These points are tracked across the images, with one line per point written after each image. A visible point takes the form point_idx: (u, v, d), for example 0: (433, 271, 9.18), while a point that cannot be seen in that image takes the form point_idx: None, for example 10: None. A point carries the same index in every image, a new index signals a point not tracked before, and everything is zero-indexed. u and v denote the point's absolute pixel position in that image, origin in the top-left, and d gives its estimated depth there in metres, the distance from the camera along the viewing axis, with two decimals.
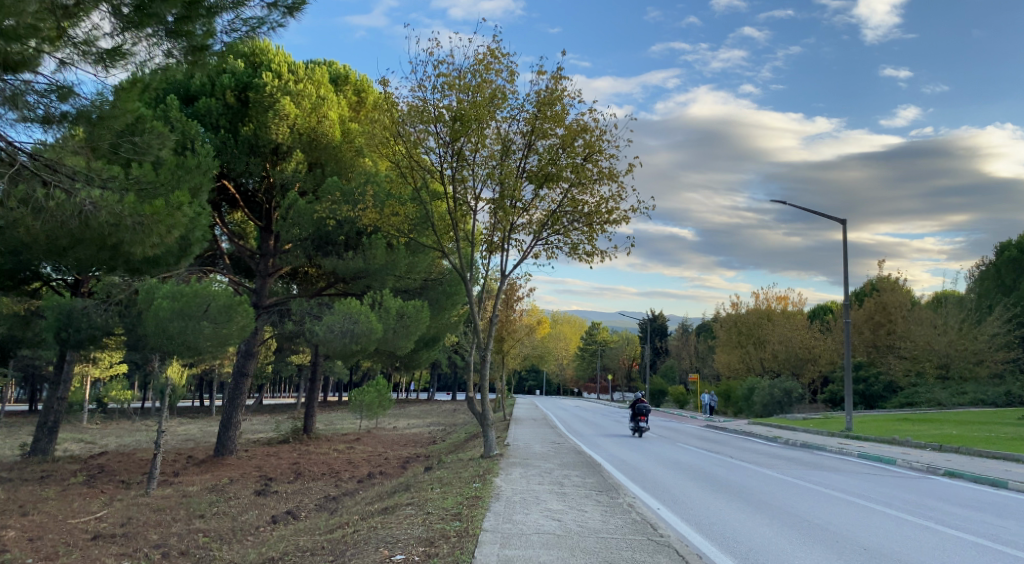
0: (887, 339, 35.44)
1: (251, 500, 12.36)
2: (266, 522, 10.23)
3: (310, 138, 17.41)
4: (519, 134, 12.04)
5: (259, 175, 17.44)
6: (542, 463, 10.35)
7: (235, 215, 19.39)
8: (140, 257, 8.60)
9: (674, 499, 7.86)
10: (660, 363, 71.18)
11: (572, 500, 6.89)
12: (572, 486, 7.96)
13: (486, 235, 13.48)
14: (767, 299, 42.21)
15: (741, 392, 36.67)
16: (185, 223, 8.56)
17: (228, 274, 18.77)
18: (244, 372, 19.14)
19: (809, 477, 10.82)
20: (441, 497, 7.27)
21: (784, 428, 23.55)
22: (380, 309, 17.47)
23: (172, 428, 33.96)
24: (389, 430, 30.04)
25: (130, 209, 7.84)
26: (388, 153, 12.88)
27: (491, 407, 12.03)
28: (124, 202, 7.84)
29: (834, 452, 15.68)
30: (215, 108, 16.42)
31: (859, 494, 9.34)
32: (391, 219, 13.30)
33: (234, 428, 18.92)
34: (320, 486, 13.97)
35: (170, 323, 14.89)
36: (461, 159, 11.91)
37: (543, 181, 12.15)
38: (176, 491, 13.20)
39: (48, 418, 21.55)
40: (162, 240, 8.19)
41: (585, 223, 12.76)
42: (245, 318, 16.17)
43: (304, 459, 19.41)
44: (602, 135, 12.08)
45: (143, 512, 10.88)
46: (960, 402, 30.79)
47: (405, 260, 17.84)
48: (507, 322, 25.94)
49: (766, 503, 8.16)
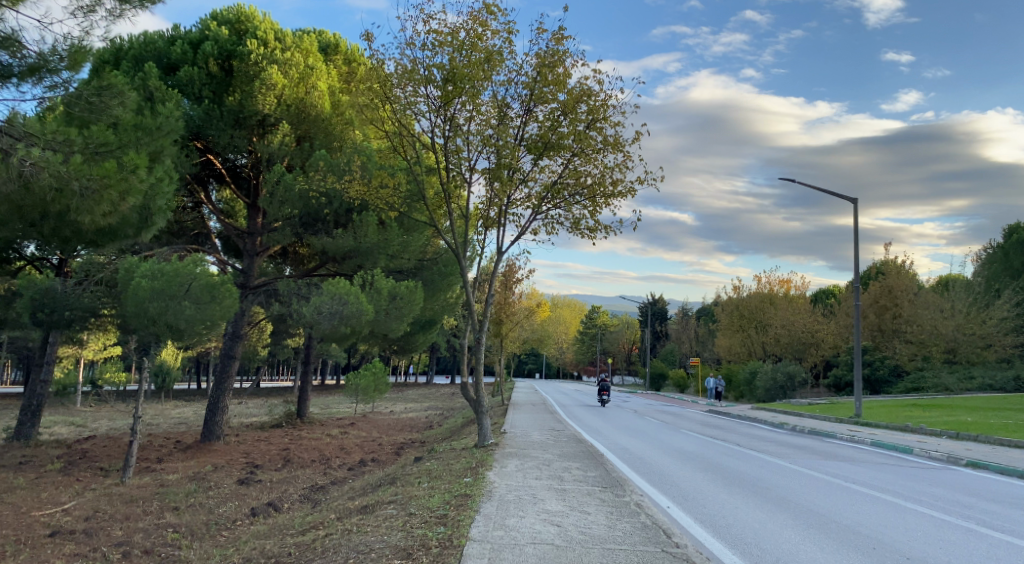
0: (892, 324, 34.35)
1: (233, 491, 11.68)
2: (245, 515, 9.56)
3: (298, 110, 16.55)
4: (518, 99, 11.19)
5: (245, 150, 16.58)
6: (540, 453, 9.65)
7: (222, 193, 18.56)
8: (92, 228, 7.77)
9: (684, 495, 7.16)
10: (660, 347, 70.64)
11: (573, 500, 6.14)
12: (572, 481, 7.22)
13: (482, 210, 12.70)
14: (770, 282, 41.42)
15: (743, 377, 36.00)
16: (143, 189, 7.78)
17: (214, 253, 18.01)
18: (232, 355, 18.33)
19: (824, 468, 10.11)
20: (427, 495, 6.55)
21: (789, 414, 22.81)
22: (371, 290, 16.69)
23: (165, 411, 33.38)
24: (385, 414, 29.39)
25: (77, 172, 7.06)
26: (378, 120, 12.08)
27: (486, 392, 11.26)
28: (69, 163, 7.05)
29: (845, 440, 15.00)
30: (198, 77, 15.54)
31: (883, 489, 8.62)
32: (380, 191, 12.44)
33: (222, 413, 18.15)
34: (307, 474, 13.30)
35: (149, 303, 14.13)
36: (455, 128, 11.08)
37: (543, 150, 11.32)
38: (154, 480, 12.55)
39: (31, 401, 20.87)
40: (113, 207, 7.38)
41: (587, 196, 11.96)
42: (230, 299, 15.41)
43: (295, 445, 18.76)
44: (607, 100, 11.19)
45: (114, 503, 10.20)
46: (968, 387, 30.19)
47: (399, 239, 17.06)
48: (506, 304, 25.19)
49: (786, 500, 7.46)
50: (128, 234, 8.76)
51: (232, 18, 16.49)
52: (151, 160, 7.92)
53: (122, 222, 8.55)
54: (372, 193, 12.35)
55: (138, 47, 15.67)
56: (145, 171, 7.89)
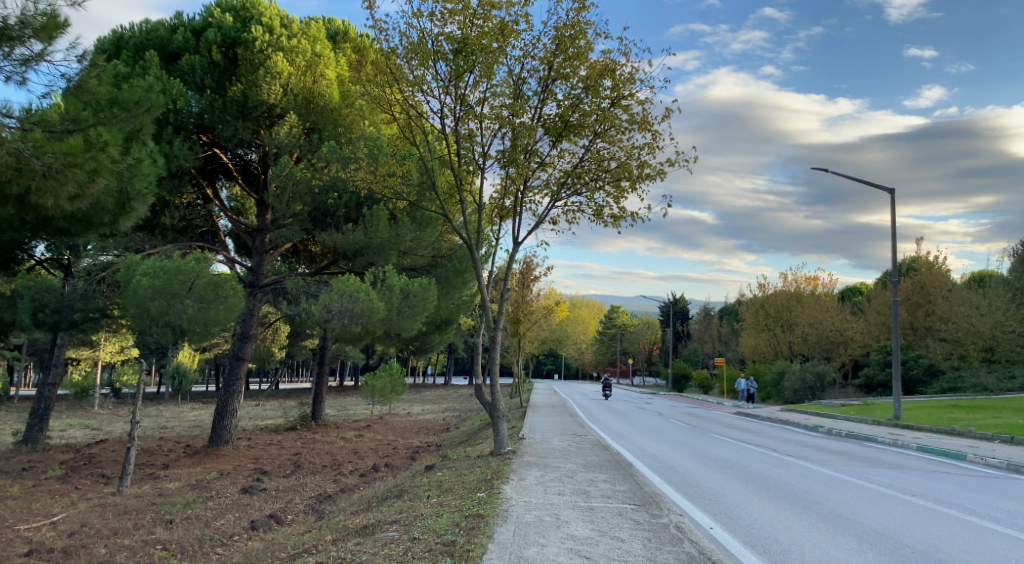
0: (925, 321, 33.16)
1: (235, 500, 10.99)
2: (243, 529, 8.89)
3: (306, 100, 15.90)
4: (535, 76, 10.37)
5: (253, 143, 16.03)
6: (562, 463, 8.81)
7: (233, 190, 17.96)
8: (59, 212, 7.17)
9: (727, 512, 6.30)
10: (682, 347, 69.09)
11: (603, 522, 5.29)
12: (599, 497, 6.37)
13: (497, 200, 11.91)
14: (796, 280, 40.13)
15: (770, 377, 34.85)
16: (113, 167, 7.12)
17: (223, 251, 17.43)
18: (241, 357, 17.63)
19: (873, 477, 9.21)
20: (435, 515, 5.74)
21: (823, 416, 21.71)
22: (383, 287, 15.96)
23: (181, 413, 33.13)
24: (402, 416, 28.76)
25: (37, 148, 6.49)
26: (385, 104, 11.37)
27: (502, 396, 10.40)
28: (28, 137, 6.49)
29: (888, 444, 13.91)
30: (200, 66, 15.07)
31: (952, 504, 7.66)
32: (386, 179, 11.68)
33: (230, 416, 17.46)
34: (317, 482, 12.58)
35: (150, 302, 13.48)
36: (467, 108, 10.32)
37: (562, 132, 10.48)
38: (153, 489, 11.93)
39: (41, 405, 20.42)
40: (79, 188, 6.75)
41: (610, 180, 11.10)
42: (234, 298, 14.84)
43: (307, 449, 18.09)
44: (633, 73, 10.30)
45: (105, 516, 9.56)
46: (1010, 387, 28.56)
47: (412, 234, 16.32)
48: (523, 303, 24.35)
49: (844, 518, 6.57)
50: (105, 223, 8.08)
51: (237, 5, 15.92)
52: (124, 138, 7.20)
53: (96, 207, 7.83)
54: (379, 181, 11.65)
55: (140, 36, 15.30)
56: (119, 148, 7.20)
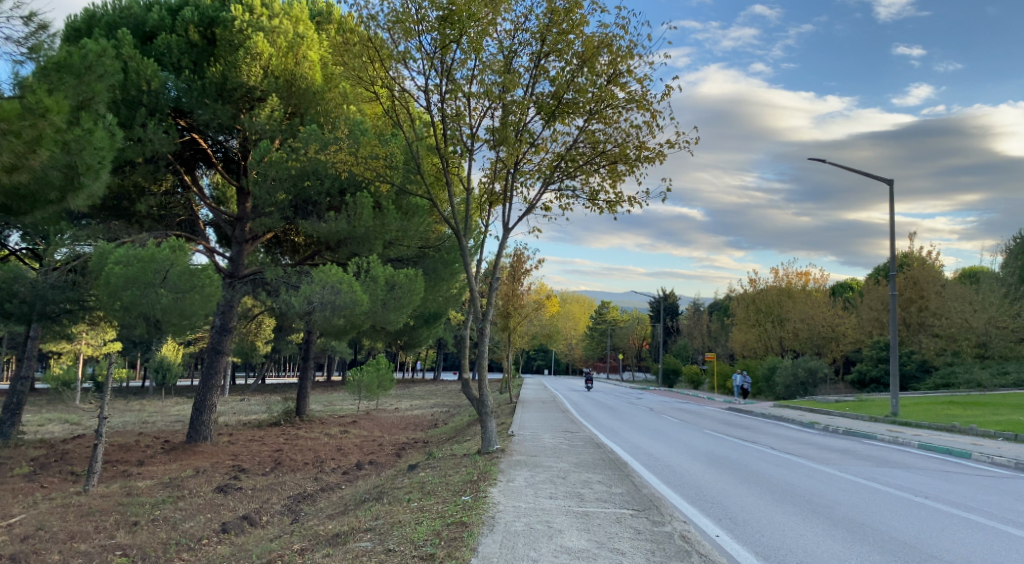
0: (919, 317, 32.87)
1: (207, 500, 10.41)
2: (213, 532, 8.33)
3: (287, 82, 15.33)
4: (527, 50, 9.84)
5: (232, 128, 15.40)
6: (553, 462, 8.30)
7: (213, 178, 17.33)
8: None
9: (732, 517, 5.84)
10: (673, 342, 68.76)
11: (600, 532, 4.79)
12: (594, 501, 5.87)
13: (486, 185, 11.40)
14: (787, 275, 39.79)
15: (761, 373, 34.54)
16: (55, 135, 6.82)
17: (201, 241, 16.78)
18: (220, 350, 16.92)
19: (879, 476, 8.80)
20: (413, 522, 5.20)
21: (818, 412, 21.36)
22: (367, 278, 15.38)
23: (164, 408, 32.37)
24: (389, 412, 28.19)
25: None
26: (367, 82, 10.83)
27: (490, 391, 9.87)
28: None
29: (888, 441, 13.52)
30: (176, 46, 14.45)
31: (970, 506, 7.20)
32: (370, 161, 11.10)
33: (209, 411, 16.79)
34: (296, 480, 12.02)
35: (123, 292, 12.93)
36: (455, 87, 9.82)
37: (556, 111, 9.95)
38: (122, 488, 11.33)
39: (13, 399, 19.70)
40: (16, 158, 6.46)
41: (606, 163, 10.60)
42: (211, 287, 14.13)
43: (289, 445, 17.49)
44: (631, 47, 9.78)
45: (66, 518, 8.99)
46: (1004, 383, 28.27)
47: (398, 223, 15.78)
48: (513, 296, 23.85)
49: (859, 524, 6.11)
50: (50, 201, 7.64)
51: None
52: (66, 105, 6.91)
53: (40, 183, 7.36)
54: (360, 164, 11.11)
55: (113, 14, 14.57)
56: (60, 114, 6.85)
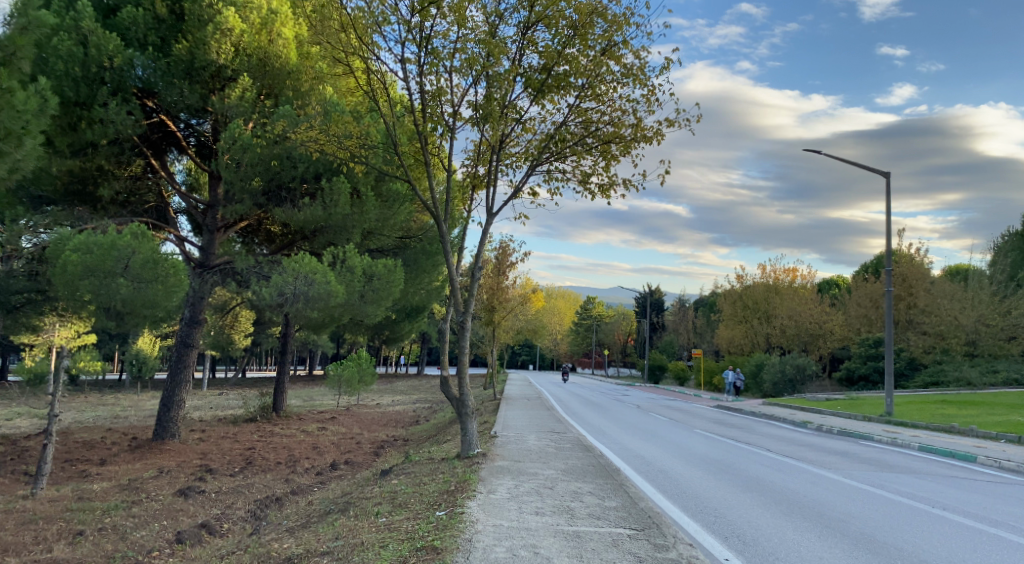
0: (907, 314, 31.88)
1: (165, 505, 9.63)
2: (166, 543, 7.56)
3: (260, 61, 14.51)
4: (514, 19, 9.14)
5: (202, 110, 14.54)
6: (539, 469, 7.60)
7: (186, 163, 16.46)
8: None
9: (739, 535, 5.24)
10: (659, 338, 68.48)
11: (595, 560, 4.14)
12: (586, 518, 5.22)
13: (469, 169, 10.68)
14: (774, 271, 39.43)
15: (748, 370, 34.04)
16: None
17: (170, 228, 15.90)
18: (189, 343, 15.95)
19: (888, 483, 8.21)
20: (378, 545, 4.50)
21: (809, 410, 20.88)
22: (343, 269, 14.62)
23: (138, 402, 31.27)
24: (371, 407, 27.39)
25: None
26: (341, 55, 10.12)
27: (471, 391, 9.10)
28: None
29: (889, 444, 12.97)
30: (142, 20, 13.57)
31: (991, 518, 6.63)
32: (342, 140, 10.40)
33: (177, 408, 15.87)
34: (266, 481, 11.27)
35: (80, 282, 12.02)
36: (436, 60, 9.11)
37: (545, 87, 9.27)
38: (74, 492, 10.50)
39: None
40: None
41: (597, 144, 9.92)
42: (176, 278, 13.33)
43: (262, 443, 16.67)
44: (626, 16, 9.10)
45: (4, 526, 8.20)
46: (993, 381, 28.02)
47: (377, 211, 15.12)
48: (498, 290, 23.13)
49: (876, 541, 5.52)
50: None
51: None
52: None
53: None
54: (331, 142, 10.40)
55: None
56: None
